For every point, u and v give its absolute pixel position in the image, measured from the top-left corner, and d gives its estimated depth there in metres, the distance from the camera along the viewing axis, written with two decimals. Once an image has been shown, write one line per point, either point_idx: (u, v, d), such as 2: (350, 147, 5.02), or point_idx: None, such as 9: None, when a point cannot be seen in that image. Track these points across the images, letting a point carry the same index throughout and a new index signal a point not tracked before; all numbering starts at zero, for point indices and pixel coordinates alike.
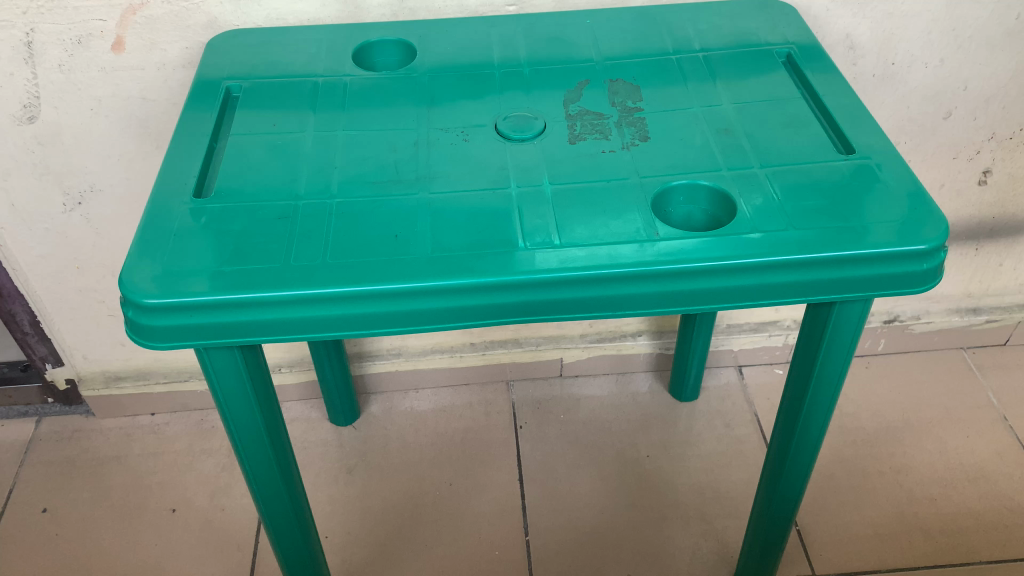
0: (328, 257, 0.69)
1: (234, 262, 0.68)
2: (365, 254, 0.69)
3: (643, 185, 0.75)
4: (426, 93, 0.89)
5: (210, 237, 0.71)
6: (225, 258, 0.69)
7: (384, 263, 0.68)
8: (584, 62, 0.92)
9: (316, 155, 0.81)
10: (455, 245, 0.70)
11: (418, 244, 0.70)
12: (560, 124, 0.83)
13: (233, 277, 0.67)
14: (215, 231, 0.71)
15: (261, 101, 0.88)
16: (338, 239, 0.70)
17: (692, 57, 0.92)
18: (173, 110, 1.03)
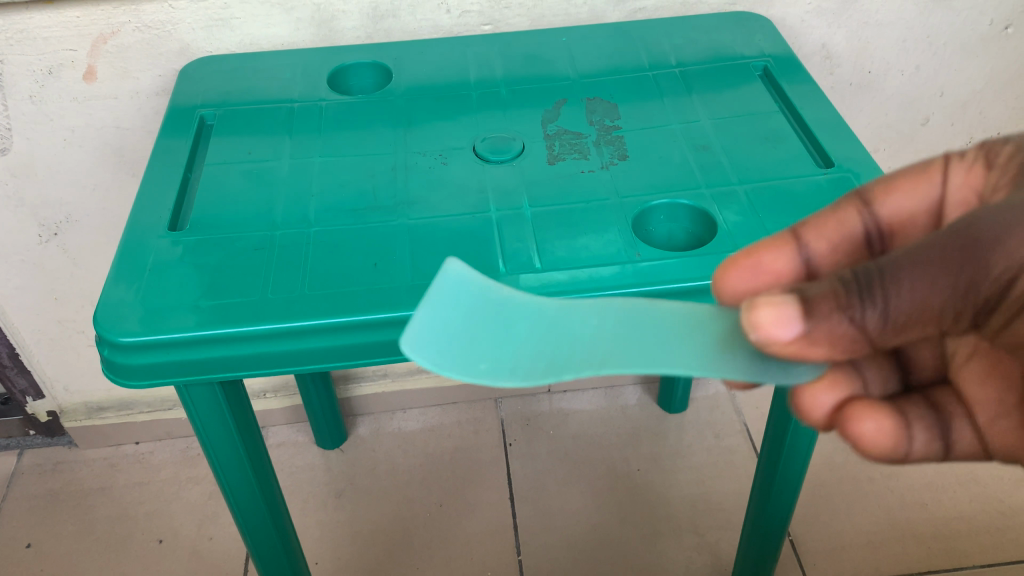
0: (308, 289, 0.68)
1: (212, 297, 0.67)
2: (345, 285, 0.68)
3: (623, 205, 0.74)
4: (402, 117, 0.88)
5: (185, 271, 0.70)
6: (202, 293, 0.68)
7: (365, 294, 0.67)
8: (561, 81, 0.92)
9: (293, 183, 0.80)
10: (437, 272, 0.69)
11: (399, 273, 0.69)
12: (539, 144, 0.83)
13: (210, 312, 0.66)
14: (190, 264, 0.70)
15: (236, 129, 0.87)
16: (317, 270, 0.69)
17: (670, 74, 0.92)
18: (148, 138, 1.02)
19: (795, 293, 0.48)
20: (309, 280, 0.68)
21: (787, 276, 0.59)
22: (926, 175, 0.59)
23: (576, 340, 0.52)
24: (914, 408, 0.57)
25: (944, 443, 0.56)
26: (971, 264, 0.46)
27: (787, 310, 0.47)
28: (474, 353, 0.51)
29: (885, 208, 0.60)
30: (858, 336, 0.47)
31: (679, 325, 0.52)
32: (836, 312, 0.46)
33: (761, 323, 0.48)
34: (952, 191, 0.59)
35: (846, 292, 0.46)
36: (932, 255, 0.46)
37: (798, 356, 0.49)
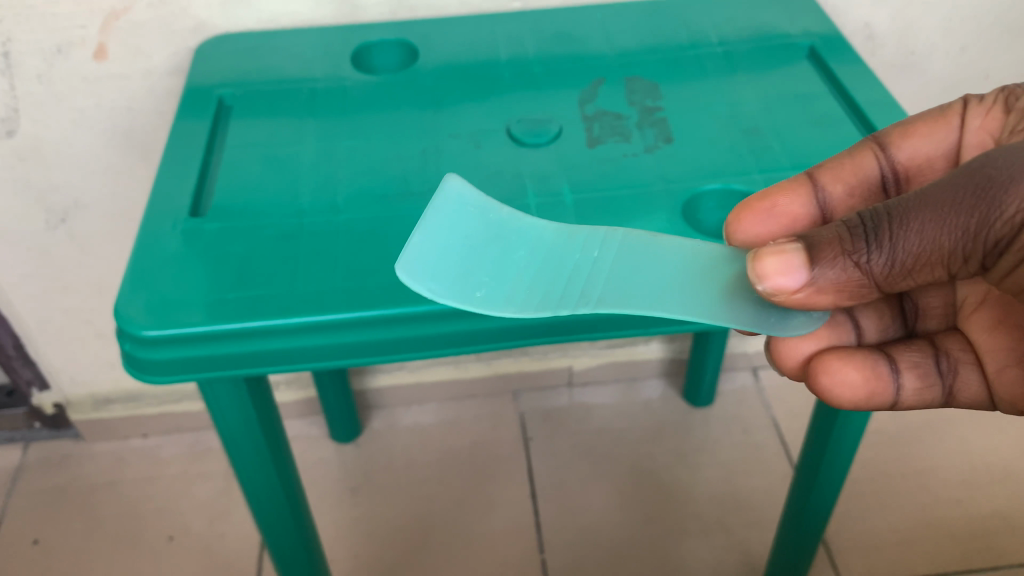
0: (341, 281, 0.63)
1: (240, 288, 0.63)
2: (380, 276, 0.64)
3: (671, 192, 0.70)
4: (431, 97, 0.84)
5: (209, 262, 0.65)
6: (229, 284, 0.63)
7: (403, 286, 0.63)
8: (597, 62, 0.87)
9: (320, 168, 0.75)
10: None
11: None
12: (578, 126, 0.79)
13: (237, 304, 0.62)
14: (215, 254, 0.66)
15: (256, 111, 0.83)
16: (350, 261, 0.65)
17: (711, 56, 0.88)
18: (161, 120, 0.98)
19: (802, 241, 0.55)
20: (342, 271, 0.64)
21: (803, 217, 0.67)
22: (942, 121, 0.67)
23: (568, 278, 0.61)
24: (909, 352, 0.66)
25: (938, 384, 0.65)
26: (984, 204, 0.50)
27: (791, 259, 0.54)
28: (472, 281, 0.60)
29: (901, 151, 0.67)
30: (863, 278, 0.54)
31: (678, 270, 0.60)
32: (842, 257, 0.53)
33: (767, 274, 0.54)
34: (966, 136, 0.67)
35: (851, 239, 0.53)
36: (946, 199, 0.51)
37: (806, 303, 0.56)
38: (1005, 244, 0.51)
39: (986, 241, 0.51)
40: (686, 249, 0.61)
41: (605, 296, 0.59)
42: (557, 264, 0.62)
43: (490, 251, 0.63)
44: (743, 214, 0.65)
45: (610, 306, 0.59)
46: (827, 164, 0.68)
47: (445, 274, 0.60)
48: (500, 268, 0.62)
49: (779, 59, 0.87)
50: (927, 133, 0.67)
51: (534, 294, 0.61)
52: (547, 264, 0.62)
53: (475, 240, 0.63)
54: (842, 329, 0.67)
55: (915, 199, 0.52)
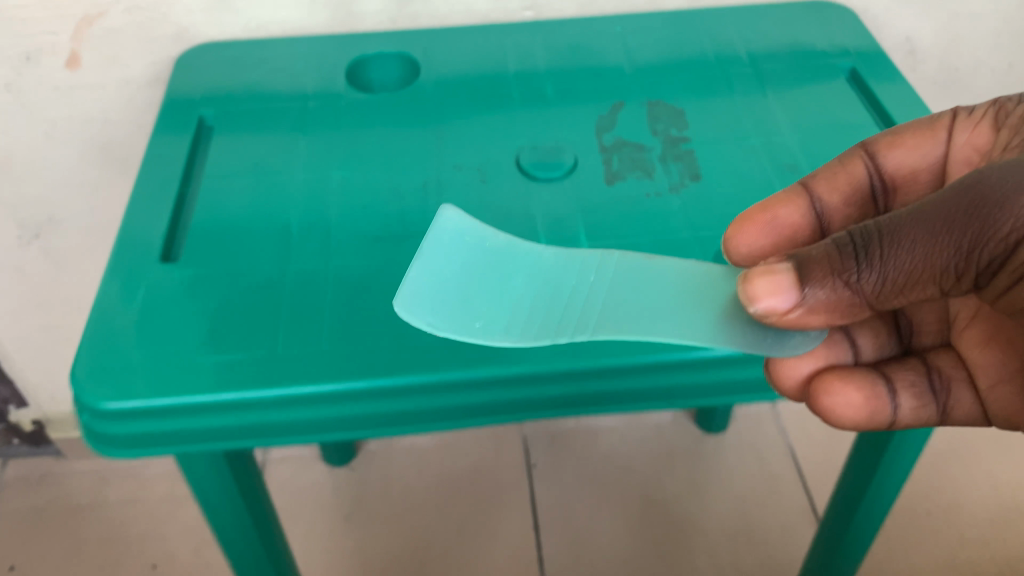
0: (328, 343, 0.56)
1: (213, 350, 0.56)
2: (371, 337, 0.57)
3: (700, 242, 0.63)
4: (433, 119, 0.76)
5: (179, 317, 0.58)
6: (200, 344, 0.56)
7: (397, 352, 0.56)
8: (617, 81, 0.79)
9: (308, 202, 0.68)
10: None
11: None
12: (595, 157, 0.71)
13: (209, 370, 0.54)
14: (187, 306, 0.59)
15: (242, 133, 0.75)
16: (338, 318, 0.58)
17: (742, 77, 0.80)
18: (140, 132, 0.90)
19: (791, 260, 0.50)
20: (329, 330, 0.57)
21: (802, 228, 0.62)
22: (929, 134, 0.61)
23: (562, 298, 0.56)
24: (902, 371, 0.60)
25: (933, 403, 0.58)
26: (978, 221, 0.45)
27: (781, 280, 0.48)
28: (475, 310, 0.55)
29: (889, 160, 0.62)
30: (854, 299, 0.48)
31: (678, 292, 0.54)
32: (831, 277, 0.48)
33: (758, 296, 0.49)
34: (955, 148, 0.61)
35: (840, 257, 0.48)
36: (938, 214, 0.46)
37: (798, 324, 0.51)
38: (998, 263, 0.46)
39: (980, 260, 0.45)
40: (692, 270, 0.55)
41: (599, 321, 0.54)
42: (546, 286, 0.57)
43: (486, 282, 0.57)
44: (734, 229, 0.59)
45: (608, 331, 0.53)
46: (822, 172, 0.63)
47: (447, 306, 0.55)
48: (494, 289, 0.57)
49: (816, 81, 0.79)
50: (918, 143, 0.62)
51: (528, 318, 0.55)
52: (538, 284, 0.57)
53: (465, 264, 0.58)
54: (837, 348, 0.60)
55: (905, 215, 0.47)
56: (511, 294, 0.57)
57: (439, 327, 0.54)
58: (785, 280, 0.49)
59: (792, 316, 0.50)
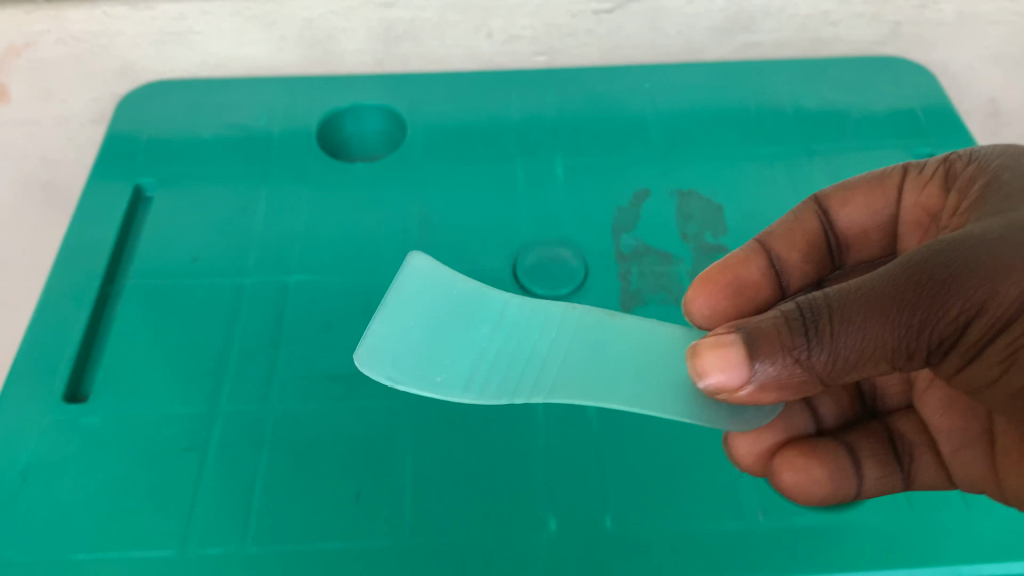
0: (255, 545, 0.46)
1: (117, 550, 0.46)
2: (308, 540, 0.46)
3: None
4: (415, 202, 0.62)
5: (81, 497, 0.48)
6: (103, 540, 0.46)
7: (339, 564, 0.46)
8: (642, 156, 0.65)
9: (252, 319, 0.55)
10: (448, 528, 0.46)
11: (395, 522, 0.47)
12: (610, 269, 0.58)
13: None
14: (90, 481, 0.48)
15: (185, 212, 0.62)
16: (271, 505, 0.47)
17: (794, 160, 0.65)
18: None
19: (739, 328, 0.39)
20: (256, 526, 0.47)
21: (763, 290, 0.50)
22: (880, 191, 0.48)
23: (521, 348, 0.45)
24: (866, 440, 0.48)
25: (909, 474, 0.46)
26: (931, 304, 0.34)
27: (730, 355, 0.38)
28: (438, 356, 0.45)
29: (843, 216, 0.50)
30: (808, 377, 0.38)
31: (647, 353, 0.44)
32: (780, 355, 0.37)
33: (706, 370, 0.39)
34: (905, 210, 0.48)
35: (790, 330, 0.37)
36: (889, 292, 0.35)
37: (750, 400, 0.40)
38: (950, 343, 0.36)
39: (931, 340, 0.36)
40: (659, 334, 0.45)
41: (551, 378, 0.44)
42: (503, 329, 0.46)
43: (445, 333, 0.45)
44: (691, 294, 0.50)
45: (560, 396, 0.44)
46: (776, 228, 0.51)
47: (416, 340, 0.45)
48: (451, 330, 0.45)
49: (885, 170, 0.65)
50: (872, 200, 0.49)
51: (483, 374, 0.45)
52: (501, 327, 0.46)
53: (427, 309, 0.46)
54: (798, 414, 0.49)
55: (853, 285, 0.36)
56: (466, 339, 0.45)
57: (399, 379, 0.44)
58: (733, 353, 0.38)
59: (750, 390, 0.39)
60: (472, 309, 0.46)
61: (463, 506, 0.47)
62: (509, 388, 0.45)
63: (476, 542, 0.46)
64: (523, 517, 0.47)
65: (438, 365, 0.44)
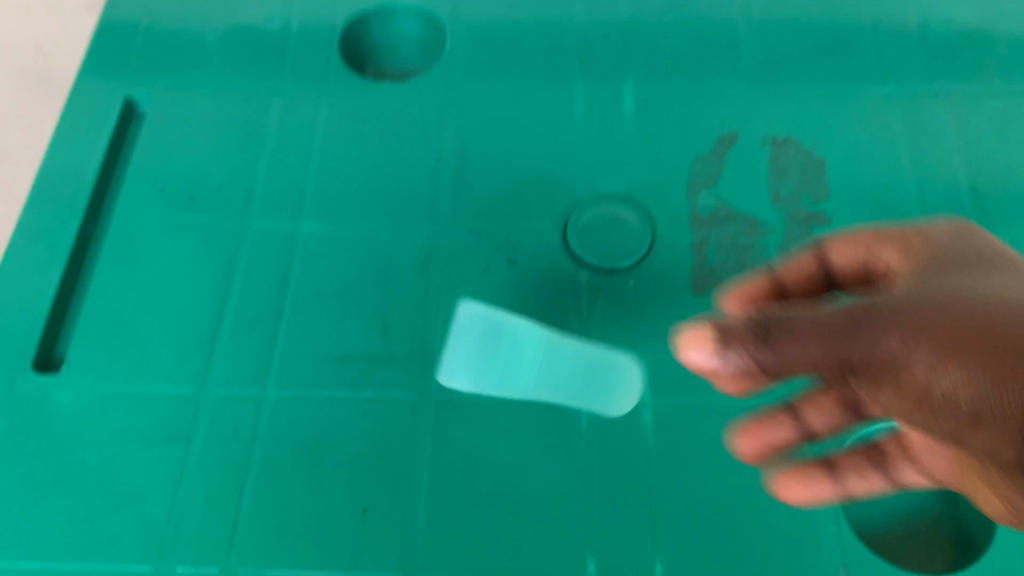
0: (239, 564, 0.39)
1: (80, 560, 0.39)
2: (302, 561, 0.39)
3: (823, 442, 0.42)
4: (451, 136, 0.52)
5: (44, 492, 0.41)
6: (67, 547, 0.40)
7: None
8: (731, 89, 0.53)
9: (252, 280, 0.47)
10: (466, 558, 0.40)
11: (405, 546, 0.40)
12: (682, 238, 0.47)
13: None
14: (57, 471, 0.41)
15: (179, 135, 0.52)
16: (261, 513, 0.40)
17: (925, 103, 0.52)
18: None
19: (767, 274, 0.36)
20: (242, 540, 0.40)
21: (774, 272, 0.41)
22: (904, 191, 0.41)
23: (528, 368, 0.43)
24: None
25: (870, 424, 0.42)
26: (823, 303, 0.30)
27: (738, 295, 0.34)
28: (485, 357, 0.43)
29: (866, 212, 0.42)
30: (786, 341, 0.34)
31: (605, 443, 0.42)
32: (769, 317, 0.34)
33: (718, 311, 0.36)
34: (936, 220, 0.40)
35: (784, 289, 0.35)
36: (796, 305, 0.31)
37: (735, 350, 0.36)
38: (880, 371, 0.26)
39: (854, 362, 0.26)
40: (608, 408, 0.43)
41: (547, 375, 0.43)
42: (519, 360, 0.43)
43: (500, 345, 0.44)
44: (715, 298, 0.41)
45: (549, 395, 0.43)
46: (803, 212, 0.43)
47: (470, 340, 0.44)
48: (487, 345, 0.44)
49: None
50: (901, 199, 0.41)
51: (510, 367, 0.43)
52: (519, 349, 0.44)
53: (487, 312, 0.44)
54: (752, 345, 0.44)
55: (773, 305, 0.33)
56: (495, 342, 0.44)
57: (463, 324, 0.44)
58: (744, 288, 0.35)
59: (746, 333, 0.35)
60: (505, 320, 0.44)
61: (486, 534, 0.40)
62: (523, 384, 0.43)
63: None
64: (555, 552, 0.40)
65: (489, 370, 0.43)
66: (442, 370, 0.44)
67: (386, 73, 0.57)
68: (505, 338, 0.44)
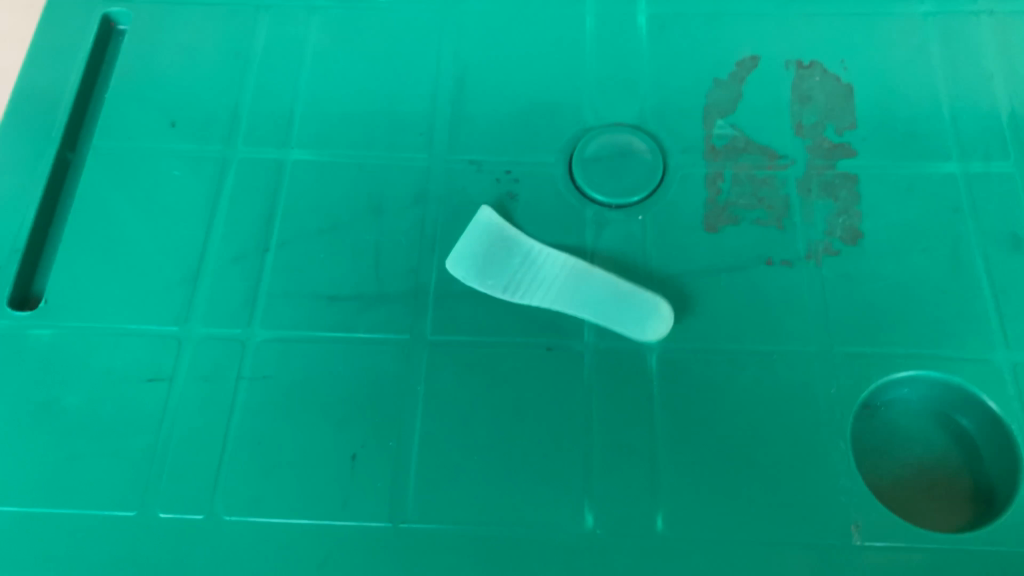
0: (223, 512, 0.38)
1: (62, 505, 0.38)
2: (289, 511, 0.38)
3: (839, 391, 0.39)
4: (450, 58, 0.48)
5: (21, 433, 0.39)
6: (46, 490, 0.38)
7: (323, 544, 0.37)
8: (754, 7, 0.49)
9: (238, 211, 0.44)
10: (458, 509, 0.38)
11: (396, 496, 0.38)
12: (696, 171, 0.44)
13: (60, 536, 0.38)
14: (35, 411, 0.40)
15: (162, 54, 0.49)
16: (246, 460, 0.39)
17: (965, 24, 0.48)
18: None
19: None
20: (227, 488, 0.38)
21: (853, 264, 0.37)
22: None
23: (542, 277, 0.42)
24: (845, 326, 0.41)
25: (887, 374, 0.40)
26: None
27: None
28: (494, 261, 0.42)
29: None
30: None
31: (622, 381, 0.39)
32: None
33: None
34: None
35: None
36: None
37: None
38: None
39: None
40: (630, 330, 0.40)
41: (561, 286, 0.41)
42: (533, 272, 0.42)
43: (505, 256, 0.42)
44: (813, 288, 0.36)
45: (554, 305, 0.41)
46: None
47: (478, 243, 0.42)
48: (498, 250, 0.42)
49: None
50: None
51: (519, 275, 0.42)
52: (534, 259, 0.42)
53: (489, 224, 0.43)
54: (770, 286, 0.41)
55: None
56: (507, 251, 0.42)
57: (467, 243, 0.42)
58: None
59: None
60: (525, 236, 0.43)
61: (480, 484, 0.38)
62: (528, 292, 0.41)
63: (493, 532, 0.38)
64: (552, 504, 0.38)
65: (494, 271, 0.42)
66: (437, 310, 0.42)
67: None
68: (520, 247, 0.42)
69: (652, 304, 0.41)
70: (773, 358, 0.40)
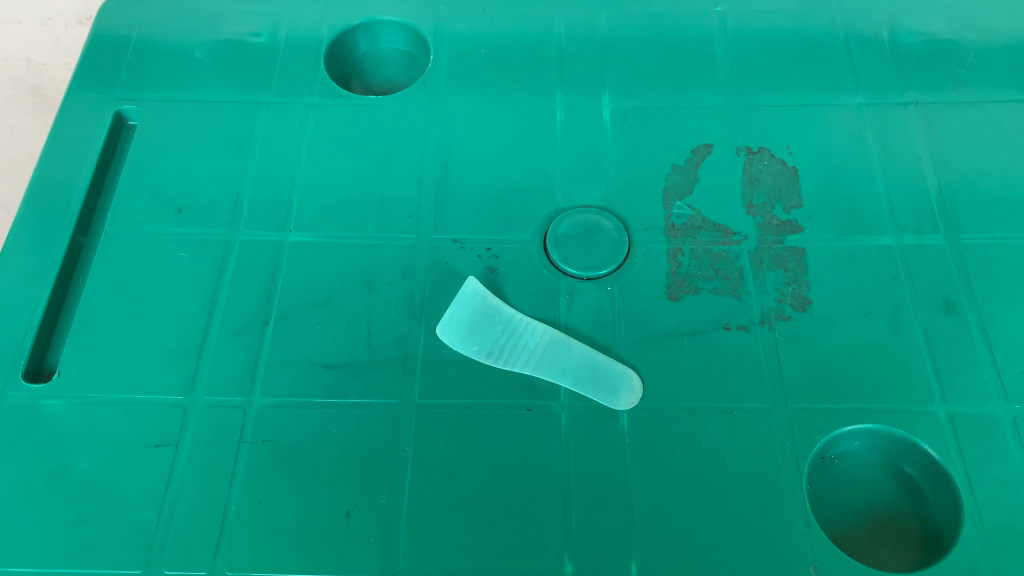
0: (226, 567, 0.40)
1: (73, 562, 0.41)
2: (286, 564, 0.41)
3: (795, 444, 0.43)
4: (434, 148, 0.53)
5: (35, 497, 0.42)
6: (60, 551, 0.41)
7: None
8: (707, 101, 0.54)
9: (239, 289, 0.48)
10: (446, 558, 0.41)
11: (387, 547, 0.41)
12: (659, 246, 0.49)
13: None
14: (50, 477, 0.43)
15: (168, 146, 0.53)
16: (247, 518, 0.41)
17: (895, 114, 0.53)
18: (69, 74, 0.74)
19: None
20: (229, 544, 0.41)
21: None
22: None
23: (523, 344, 0.45)
24: (799, 386, 0.44)
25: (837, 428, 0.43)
26: None
27: None
28: (479, 328, 0.46)
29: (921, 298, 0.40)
30: None
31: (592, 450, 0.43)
32: None
33: None
34: None
35: None
36: None
37: None
38: None
39: None
40: (603, 399, 0.44)
41: (541, 354, 0.45)
42: (513, 339, 0.45)
43: (490, 323, 0.46)
44: None
45: (532, 371, 0.45)
46: None
47: (465, 311, 0.46)
48: (482, 318, 0.46)
49: (1009, 129, 0.52)
50: None
51: (501, 342, 0.45)
52: (516, 327, 0.46)
53: (477, 293, 0.47)
54: (728, 350, 0.45)
55: None
56: (490, 318, 0.46)
57: (455, 310, 0.46)
58: None
59: None
60: (509, 307, 0.47)
61: (466, 535, 0.41)
62: (509, 358, 0.45)
63: None
64: (534, 552, 0.41)
65: (479, 336, 0.46)
66: (424, 375, 0.45)
67: (372, 89, 0.61)
68: (503, 315, 0.46)
69: (624, 374, 0.44)
70: (733, 414, 0.44)
